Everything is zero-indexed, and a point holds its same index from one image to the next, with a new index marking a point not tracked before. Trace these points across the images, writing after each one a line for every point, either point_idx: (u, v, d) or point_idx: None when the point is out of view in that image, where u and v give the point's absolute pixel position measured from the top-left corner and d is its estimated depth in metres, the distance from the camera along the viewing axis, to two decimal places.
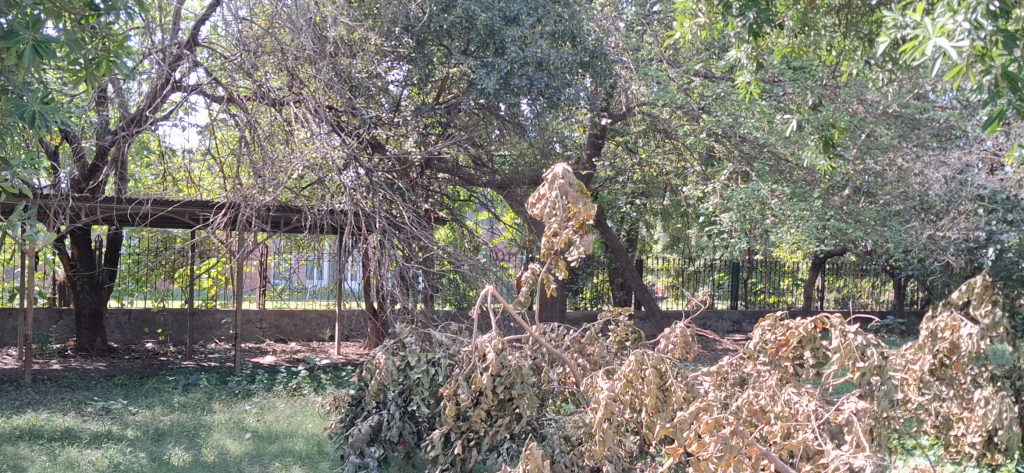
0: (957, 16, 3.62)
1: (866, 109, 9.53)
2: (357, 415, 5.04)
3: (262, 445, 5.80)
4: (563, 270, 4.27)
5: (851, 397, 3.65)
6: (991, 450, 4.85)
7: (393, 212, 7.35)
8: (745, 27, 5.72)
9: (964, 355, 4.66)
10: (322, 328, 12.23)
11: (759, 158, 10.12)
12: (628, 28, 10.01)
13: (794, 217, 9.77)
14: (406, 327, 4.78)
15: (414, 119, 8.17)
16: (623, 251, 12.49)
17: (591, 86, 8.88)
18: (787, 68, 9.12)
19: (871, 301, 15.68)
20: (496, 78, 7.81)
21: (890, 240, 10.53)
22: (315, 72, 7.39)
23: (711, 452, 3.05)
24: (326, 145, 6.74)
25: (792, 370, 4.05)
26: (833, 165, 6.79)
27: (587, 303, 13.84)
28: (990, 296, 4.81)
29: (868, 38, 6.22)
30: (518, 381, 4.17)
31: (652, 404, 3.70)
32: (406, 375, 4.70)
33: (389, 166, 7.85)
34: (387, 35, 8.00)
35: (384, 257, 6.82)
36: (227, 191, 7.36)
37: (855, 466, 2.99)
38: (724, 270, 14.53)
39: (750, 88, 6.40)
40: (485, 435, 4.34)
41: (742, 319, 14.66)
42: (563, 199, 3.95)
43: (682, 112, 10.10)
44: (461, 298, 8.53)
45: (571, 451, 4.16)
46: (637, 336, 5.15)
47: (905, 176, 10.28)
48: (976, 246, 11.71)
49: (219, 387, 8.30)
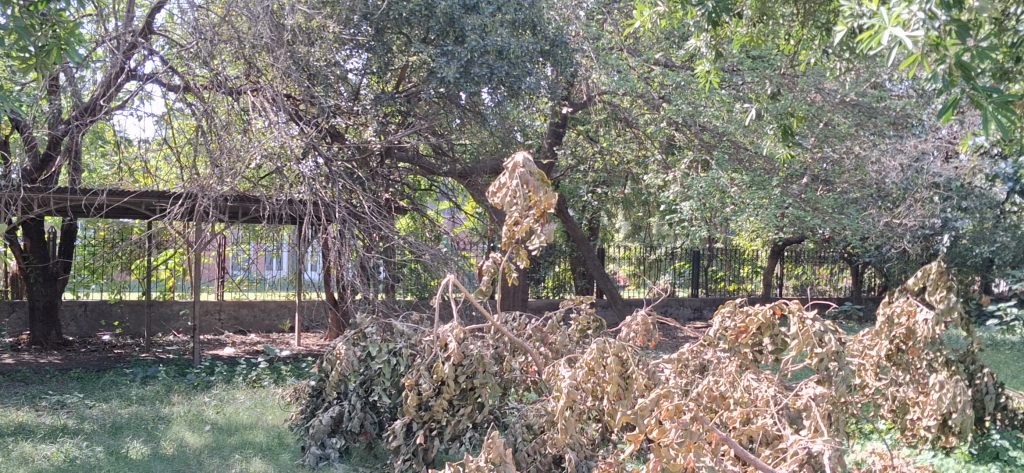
0: (912, 6, 3.63)
1: (823, 97, 9.69)
2: (317, 406, 5.01)
3: (222, 438, 5.73)
4: (524, 259, 4.31)
5: (809, 383, 3.69)
6: (946, 433, 5.00)
7: (352, 201, 7.36)
8: (703, 16, 5.72)
9: (919, 340, 4.85)
10: (282, 319, 12.16)
11: (719, 146, 10.17)
12: (589, 17, 10.03)
13: (753, 204, 9.85)
14: (367, 318, 4.78)
15: (374, 108, 8.06)
16: (584, 240, 12.56)
17: (552, 74, 8.83)
18: (746, 58, 9.20)
19: (829, 288, 15.91)
20: (455, 67, 7.75)
21: (848, 228, 10.57)
22: (273, 60, 7.33)
23: (672, 438, 3.04)
24: (284, 134, 6.70)
25: (751, 357, 4.16)
26: (791, 153, 6.87)
27: (548, 292, 13.86)
28: (944, 282, 4.99)
29: (826, 28, 6.27)
30: (480, 370, 4.18)
31: (613, 391, 3.71)
32: (367, 365, 4.71)
33: (348, 156, 7.87)
34: (345, 23, 7.91)
35: (344, 247, 6.79)
36: (184, 181, 7.25)
37: (813, 451, 3.03)
38: (686, 258, 14.64)
39: (709, 77, 6.42)
40: (447, 425, 4.31)
41: (703, 306, 14.82)
42: (523, 188, 3.98)
43: (643, 101, 10.14)
44: (423, 288, 8.50)
45: (533, 440, 4.20)
46: (599, 324, 5.21)
47: (862, 163, 10.36)
48: (931, 234, 11.96)
49: (177, 379, 8.19)
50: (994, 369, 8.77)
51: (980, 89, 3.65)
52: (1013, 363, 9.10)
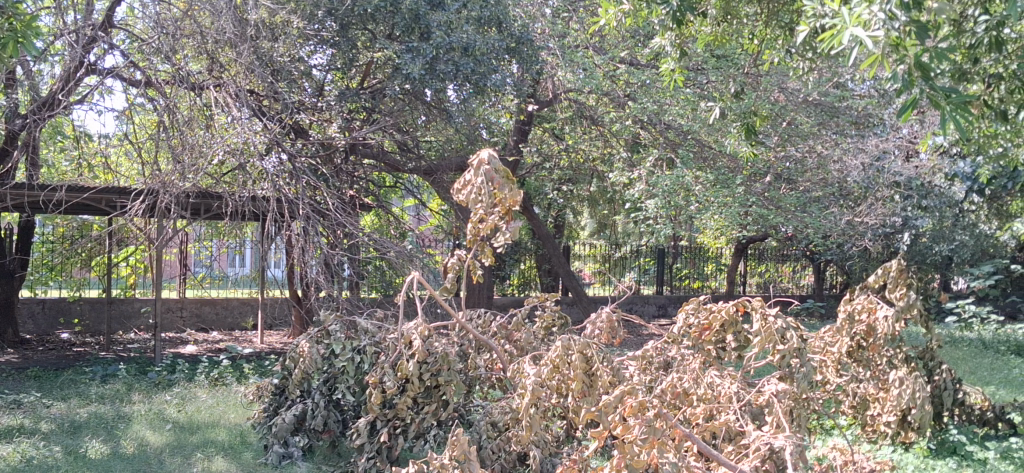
0: (872, 7, 3.71)
1: (786, 96, 9.87)
2: (280, 405, 4.95)
3: (183, 437, 5.68)
4: (489, 256, 4.32)
5: (771, 379, 3.73)
6: (905, 428, 5.07)
7: (316, 198, 7.31)
8: (668, 15, 5.75)
9: (880, 337, 4.97)
10: (244, 316, 12.08)
11: (683, 144, 10.19)
12: (555, 14, 10.07)
13: (717, 202, 9.91)
14: (330, 315, 4.76)
15: (337, 104, 7.98)
16: (550, 238, 12.60)
17: (517, 72, 8.82)
18: (710, 57, 9.30)
19: (792, 286, 16.06)
20: (420, 63, 7.73)
21: (810, 226, 10.67)
22: (236, 56, 7.28)
23: (635, 435, 3.04)
24: (247, 130, 6.65)
25: (714, 353, 4.21)
26: (755, 152, 6.92)
27: (514, 289, 13.86)
28: (904, 280, 5.11)
29: (789, 28, 6.32)
30: (444, 368, 4.17)
31: (578, 388, 3.71)
32: (331, 363, 4.69)
33: (313, 152, 7.85)
34: (309, 19, 7.84)
35: (307, 243, 6.76)
36: (145, 176, 7.17)
37: (775, 446, 3.05)
38: (650, 256, 14.71)
39: (673, 75, 6.44)
40: (411, 423, 4.31)
41: (667, 303, 14.91)
42: (488, 185, 4.00)
43: (608, 99, 10.18)
44: (388, 285, 8.46)
45: (497, 437, 4.20)
46: (563, 322, 5.23)
47: (825, 162, 10.46)
48: (892, 232, 12.13)
49: (137, 377, 8.09)
50: (953, 365, 8.91)
51: (938, 89, 3.68)
52: (971, 360, 9.26)
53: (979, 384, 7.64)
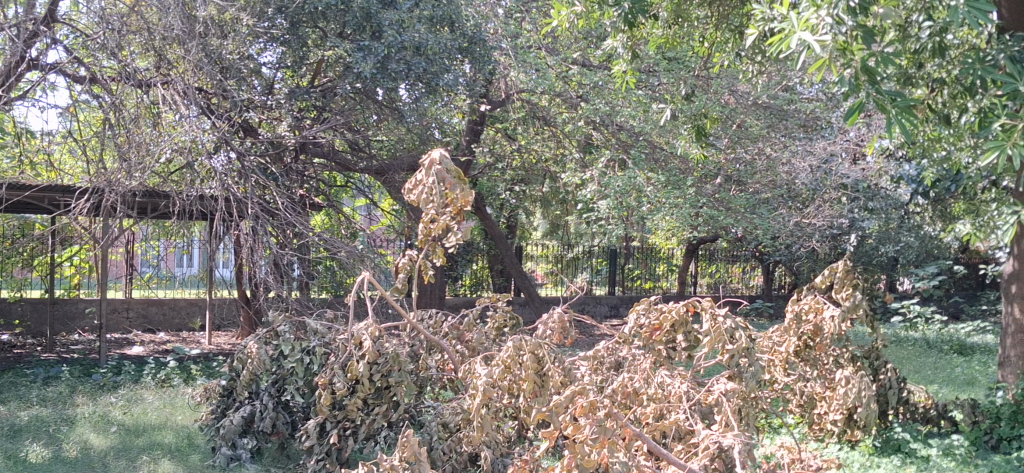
0: (820, 12, 3.79)
1: (736, 99, 10.10)
2: (228, 406, 4.86)
3: (129, 439, 5.58)
4: (441, 257, 4.32)
5: (720, 378, 3.77)
6: (851, 426, 5.16)
7: (266, 197, 7.24)
8: (620, 17, 5.76)
9: (828, 337, 5.16)
10: (192, 317, 11.92)
11: (635, 145, 10.29)
12: (507, 14, 10.08)
13: (669, 203, 9.98)
14: (279, 316, 4.67)
15: (287, 103, 7.91)
16: (503, 238, 12.62)
17: (470, 72, 8.81)
18: (662, 59, 9.42)
19: (741, 286, 16.24)
20: (372, 62, 7.67)
21: (759, 227, 10.80)
22: (184, 53, 7.17)
23: (586, 434, 3.06)
24: (195, 128, 6.58)
25: (665, 353, 4.24)
26: (706, 154, 6.98)
27: (466, 290, 13.85)
28: (850, 280, 5.24)
29: (738, 31, 6.39)
30: (395, 368, 4.15)
31: (529, 388, 3.72)
32: (280, 364, 4.63)
33: (263, 150, 7.78)
34: (259, 16, 7.74)
35: (257, 243, 6.69)
36: (90, 175, 7.03)
37: (724, 445, 3.08)
38: (603, 256, 14.80)
39: (626, 76, 6.47)
40: (361, 424, 4.27)
41: (619, 304, 14.94)
42: (440, 185, 4.02)
43: (561, 100, 10.20)
44: (338, 285, 8.40)
45: (449, 438, 4.19)
46: (515, 322, 5.24)
47: (774, 164, 10.59)
48: (839, 233, 12.32)
49: (80, 380, 7.93)
50: (898, 365, 9.06)
51: (884, 92, 3.76)
52: (915, 359, 9.42)
53: (923, 382, 7.79)
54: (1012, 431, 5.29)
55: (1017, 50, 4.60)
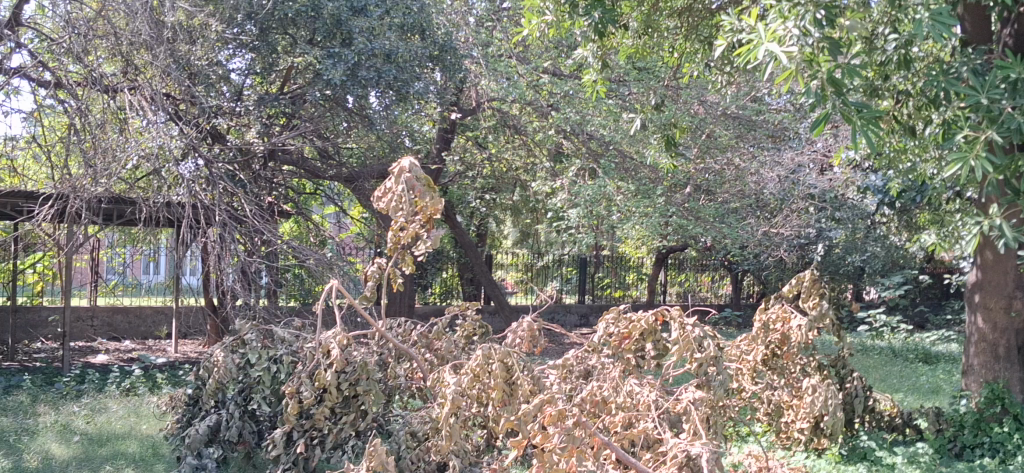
0: (787, 23, 3.86)
1: (706, 109, 10.21)
2: (194, 415, 4.78)
3: (92, 449, 5.51)
4: (410, 265, 4.31)
5: (688, 387, 3.80)
6: (818, 434, 5.21)
7: (233, 203, 7.20)
8: (590, 26, 5.80)
9: (794, 345, 5.19)
10: (158, 325, 11.81)
11: (606, 155, 10.32)
12: (478, 23, 10.11)
13: (638, 213, 10.06)
14: (245, 324, 4.61)
15: (256, 110, 7.87)
16: (472, 246, 12.63)
17: (441, 79, 8.81)
18: (632, 69, 9.52)
19: (710, 295, 16.31)
20: (342, 69, 7.64)
21: (727, 236, 10.89)
22: (152, 58, 7.12)
23: (555, 443, 3.09)
24: (163, 134, 6.52)
25: (634, 362, 4.25)
26: (675, 164, 7.03)
27: (435, 298, 13.83)
28: (817, 289, 5.27)
29: (707, 42, 6.45)
30: (363, 377, 4.12)
31: (498, 397, 3.72)
32: (246, 373, 4.55)
33: (231, 157, 7.73)
34: (228, 22, 7.71)
35: (224, 251, 6.64)
36: (54, 181, 6.95)
37: (692, 453, 3.11)
38: (573, 264, 14.84)
39: (596, 86, 6.49)
40: (328, 433, 4.24)
41: (589, 312, 14.96)
42: (409, 193, 4.01)
43: (532, 108, 10.23)
44: (307, 294, 8.36)
45: (417, 447, 4.17)
46: (484, 330, 5.24)
47: (742, 174, 10.68)
48: (807, 242, 12.43)
49: (43, 388, 7.82)
50: (864, 374, 9.18)
51: (850, 103, 3.81)
52: (880, 368, 9.54)
53: (889, 391, 7.88)
54: (975, 438, 5.41)
55: (980, 63, 4.68)
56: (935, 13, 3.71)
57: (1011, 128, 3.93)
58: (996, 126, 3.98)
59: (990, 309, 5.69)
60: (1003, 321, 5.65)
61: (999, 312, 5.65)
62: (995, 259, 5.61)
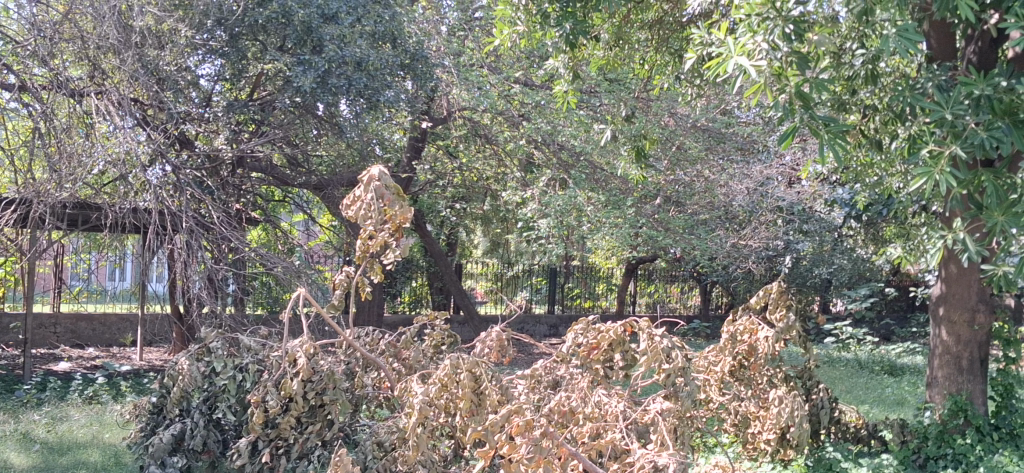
0: (757, 37, 3.90)
1: (676, 121, 10.22)
2: (158, 424, 4.67)
3: (52, 458, 5.43)
4: (378, 273, 4.29)
5: (656, 398, 3.80)
6: (784, 446, 5.23)
7: (201, 210, 7.14)
8: (562, 37, 5.81)
9: (760, 356, 5.22)
10: (123, 332, 11.68)
11: (576, 166, 10.33)
12: (450, 32, 10.13)
13: (609, 223, 10.16)
14: (212, 332, 4.55)
15: (225, 116, 7.84)
16: (442, 256, 12.63)
17: (412, 88, 8.80)
18: (603, 81, 9.61)
19: (679, 306, 16.38)
20: (312, 76, 7.59)
21: (696, 248, 10.96)
22: (120, 63, 7.05)
23: (522, 454, 3.09)
24: (130, 140, 6.46)
25: (603, 372, 4.25)
26: (645, 175, 7.07)
27: (405, 307, 13.79)
28: (784, 301, 5.33)
29: (678, 55, 6.50)
30: (330, 387, 4.09)
31: (466, 407, 3.70)
32: (211, 381, 4.50)
33: (199, 164, 7.67)
34: (198, 28, 7.67)
35: (190, 258, 6.57)
36: (18, 185, 6.85)
37: (660, 464, 3.12)
38: (543, 274, 14.88)
39: (567, 97, 6.50)
40: (294, 443, 4.19)
41: (558, 322, 14.96)
42: (377, 202, 3.99)
43: (503, 118, 10.24)
44: (274, 302, 8.30)
45: (384, 457, 4.13)
46: (453, 340, 5.22)
47: (711, 186, 10.77)
48: (775, 254, 12.53)
49: (2, 396, 7.69)
50: (830, 385, 9.25)
51: (818, 117, 3.85)
52: (847, 379, 9.63)
53: (855, 402, 7.95)
54: (938, 450, 5.44)
55: (945, 80, 4.74)
56: (902, 29, 3.76)
57: (974, 143, 3.98)
58: (961, 141, 4.03)
59: (954, 322, 5.75)
60: (966, 334, 5.71)
61: (962, 326, 5.72)
62: (959, 273, 5.68)
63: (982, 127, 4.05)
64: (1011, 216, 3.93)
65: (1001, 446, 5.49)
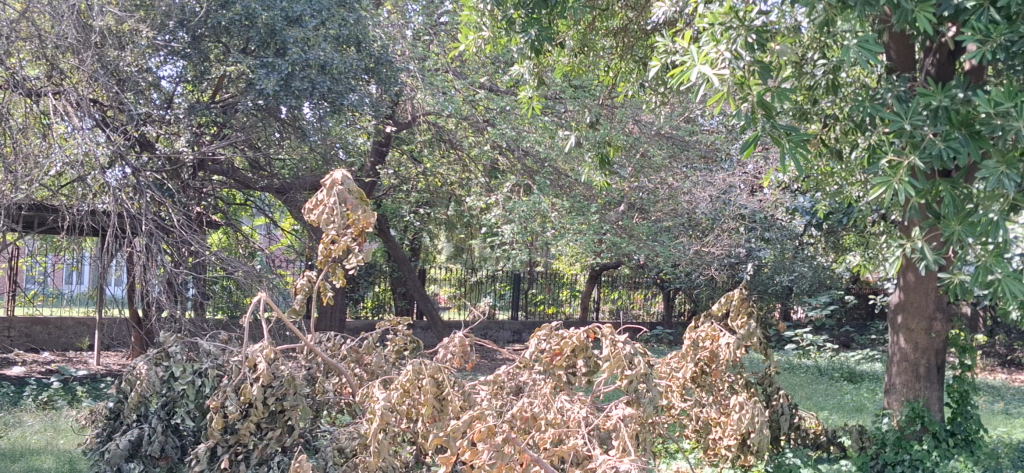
0: (720, 46, 3.93)
1: (640, 129, 10.33)
2: (115, 430, 4.59)
3: (6, 464, 5.33)
4: (340, 278, 4.25)
5: (619, 403, 3.82)
6: (745, 451, 5.27)
7: (161, 213, 7.05)
8: (527, 44, 5.81)
9: (722, 363, 5.25)
10: (80, 337, 11.51)
11: (541, 172, 10.36)
12: (415, 37, 10.12)
13: (573, 230, 10.23)
14: (171, 336, 4.48)
15: (187, 118, 7.74)
16: (406, 261, 12.61)
17: (376, 92, 8.76)
18: (569, 87, 9.69)
19: (642, 313, 16.44)
20: (275, 79, 7.52)
21: (660, 254, 11.03)
22: (79, 63, 6.97)
23: (484, 460, 3.10)
24: (88, 140, 6.37)
25: (565, 378, 4.27)
26: (609, 182, 7.09)
27: (367, 312, 13.72)
28: (745, 308, 5.38)
29: (642, 62, 6.53)
30: (290, 392, 4.05)
31: (428, 413, 3.70)
32: (170, 386, 4.43)
33: (158, 166, 7.57)
34: (160, 29, 7.63)
35: (150, 262, 6.48)
36: None
37: (621, 469, 3.15)
38: (506, 280, 14.89)
39: (531, 103, 6.51)
40: (253, 449, 4.14)
41: (522, 329, 14.97)
42: (340, 206, 3.97)
43: (468, 124, 10.25)
44: (235, 306, 8.22)
45: (345, 463, 4.09)
46: (416, 346, 5.20)
47: (675, 194, 10.87)
48: (737, 262, 12.63)
49: None
50: (790, 392, 9.34)
51: (780, 126, 3.88)
52: (807, 386, 9.73)
53: (814, 409, 8.04)
54: (896, 456, 5.55)
55: (904, 90, 4.81)
56: (863, 40, 3.80)
57: (932, 154, 4.04)
58: (919, 151, 4.08)
59: (911, 330, 5.79)
60: (924, 342, 5.76)
61: (920, 333, 5.77)
62: (917, 281, 5.72)
63: (940, 138, 4.10)
64: (968, 226, 3.97)
65: (956, 452, 5.59)
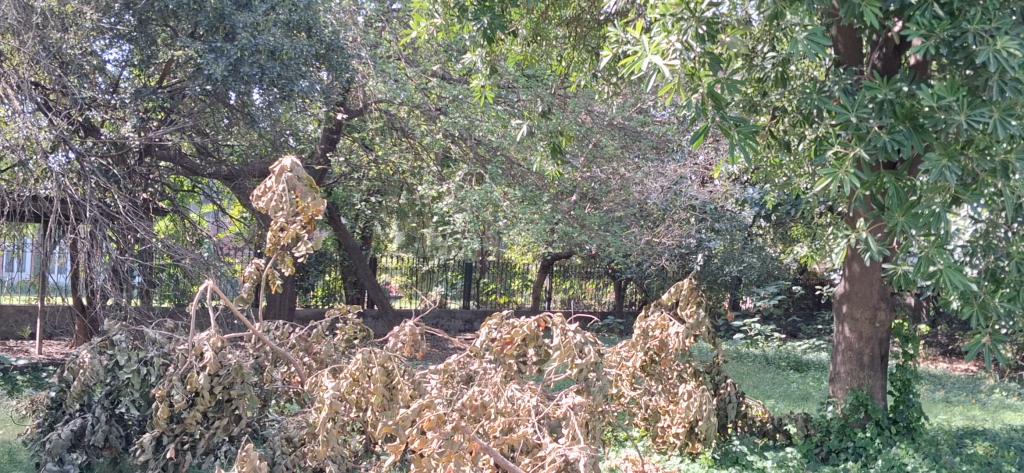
0: (670, 37, 3.94)
1: (592, 118, 10.28)
2: (57, 419, 4.49)
3: None
4: (289, 266, 4.21)
5: (569, 392, 3.82)
6: (694, 439, 5.30)
7: (106, 199, 6.93)
8: (479, 31, 5.80)
9: (671, 351, 5.31)
10: (21, 325, 11.30)
11: (493, 161, 10.36)
12: (367, 23, 10.04)
13: (525, 219, 10.12)
14: (115, 324, 4.40)
15: (133, 103, 7.62)
16: (356, 250, 12.55)
17: (327, 78, 8.65)
18: (522, 76, 9.68)
19: (594, 302, 16.50)
20: (224, 64, 7.38)
21: (611, 244, 11.10)
22: (19, 45, 6.83)
23: (433, 448, 3.08)
24: (29, 124, 6.27)
25: (515, 367, 4.25)
26: (560, 172, 7.11)
27: (317, 301, 13.63)
28: (694, 298, 5.42)
29: (595, 52, 6.56)
30: (237, 381, 4.01)
31: (378, 402, 3.67)
32: (114, 375, 4.34)
33: (103, 151, 7.44)
34: (104, 11, 7.49)
35: (94, 249, 6.35)
36: None
37: (570, 458, 3.14)
38: (458, 269, 14.89)
39: (483, 91, 6.49)
40: (199, 438, 4.10)
41: (473, 318, 14.94)
42: (290, 193, 3.93)
43: (419, 112, 10.23)
44: (181, 294, 8.10)
45: (292, 453, 4.04)
46: (365, 334, 5.16)
47: (626, 184, 10.96)
48: (686, 252, 12.75)
49: None
50: (737, 380, 9.46)
51: (729, 118, 3.91)
52: (754, 375, 9.87)
53: (761, 397, 8.16)
54: (839, 443, 5.66)
55: (851, 84, 4.88)
56: (811, 33, 3.84)
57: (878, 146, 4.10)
58: (865, 144, 4.15)
59: (856, 320, 5.90)
60: (867, 332, 5.87)
61: (864, 323, 5.87)
62: (862, 272, 5.82)
63: (885, 130, 4.16)
64: (910, 217, 4.05)
65: (899, 439, 5.69)
